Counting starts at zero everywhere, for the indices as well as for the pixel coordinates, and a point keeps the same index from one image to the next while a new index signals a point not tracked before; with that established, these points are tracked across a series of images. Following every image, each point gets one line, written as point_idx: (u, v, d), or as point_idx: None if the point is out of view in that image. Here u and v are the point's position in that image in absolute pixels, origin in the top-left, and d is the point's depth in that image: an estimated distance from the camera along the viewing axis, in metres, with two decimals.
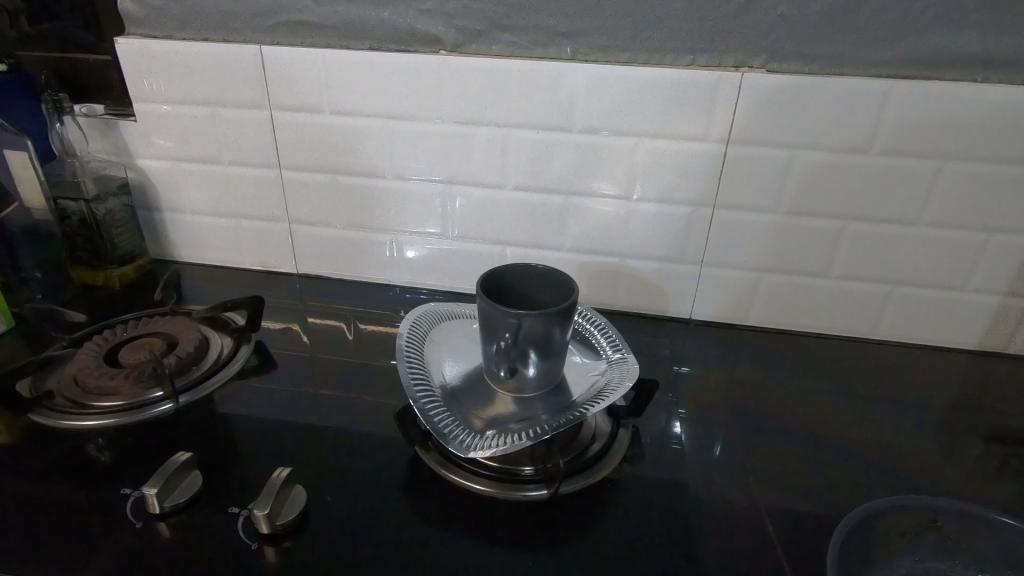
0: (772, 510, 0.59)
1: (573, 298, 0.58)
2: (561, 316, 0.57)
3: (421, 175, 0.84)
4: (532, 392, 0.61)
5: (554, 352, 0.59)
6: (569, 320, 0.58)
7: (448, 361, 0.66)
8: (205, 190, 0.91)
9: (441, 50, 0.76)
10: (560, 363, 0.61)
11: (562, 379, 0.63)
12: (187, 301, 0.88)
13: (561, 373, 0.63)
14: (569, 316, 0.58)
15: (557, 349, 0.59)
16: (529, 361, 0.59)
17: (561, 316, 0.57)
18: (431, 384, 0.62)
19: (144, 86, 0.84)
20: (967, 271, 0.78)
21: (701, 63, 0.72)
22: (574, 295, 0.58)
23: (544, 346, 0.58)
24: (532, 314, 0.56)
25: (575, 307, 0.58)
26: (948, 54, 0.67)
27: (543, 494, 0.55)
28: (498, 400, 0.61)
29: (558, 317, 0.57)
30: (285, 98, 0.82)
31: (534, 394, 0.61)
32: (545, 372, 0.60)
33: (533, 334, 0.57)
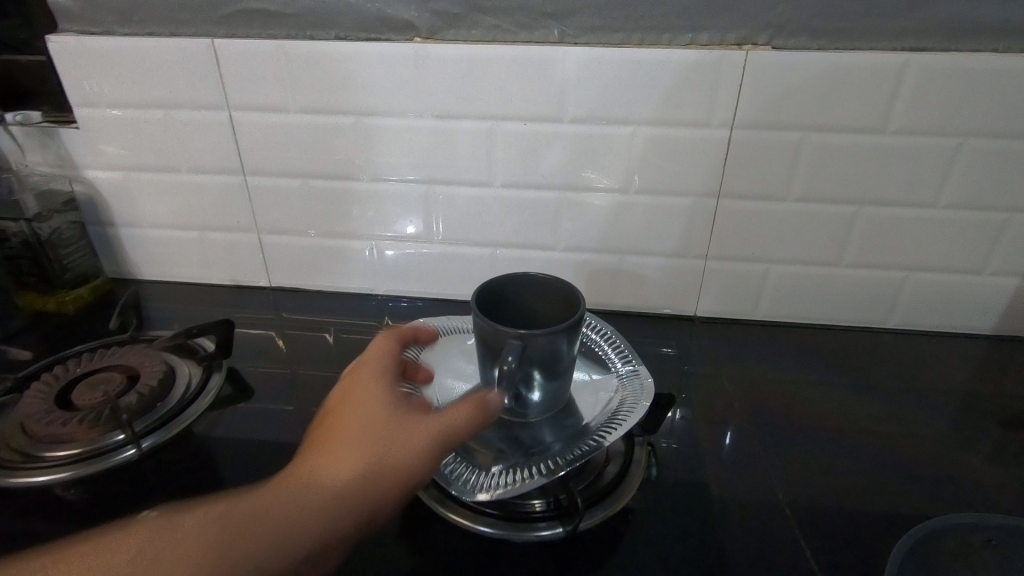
0: (806, 527, 0.55)
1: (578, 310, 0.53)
2: (569, 331, 0.52)
3: (401, 175, 0.77)
4: (537, 416, 0.57)
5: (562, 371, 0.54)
6: (575, 334, 0.53)
7: (445, 385, 0.61)
8: (163, 201, 0.83)
9: (415, 37, 0.69)
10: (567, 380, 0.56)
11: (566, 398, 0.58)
12: (151, 325, 0.80)
13: (568, 394, 0.58)
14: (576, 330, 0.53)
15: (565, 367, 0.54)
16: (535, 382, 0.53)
17: (569, 330, 0.52)
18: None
19: (85, 89, 0.75)
20: (986, 254, 0.74)
21: (701, 41, 0.65)
22: (580, 309, 0.53)
23: (550, 364, 0.53)
24: (536, 333, 0.50)
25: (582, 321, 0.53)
26: (970, 23, 0.62)
27: (558, 534, 0.50)
28: (503, 426, 0.56)
29: (567, 329, 0.51)
30: (245, 96, 0.74)
31: (540, 418, 0.57)
32: (551, 392, 0.55)
33: (536, 353, 0.51)
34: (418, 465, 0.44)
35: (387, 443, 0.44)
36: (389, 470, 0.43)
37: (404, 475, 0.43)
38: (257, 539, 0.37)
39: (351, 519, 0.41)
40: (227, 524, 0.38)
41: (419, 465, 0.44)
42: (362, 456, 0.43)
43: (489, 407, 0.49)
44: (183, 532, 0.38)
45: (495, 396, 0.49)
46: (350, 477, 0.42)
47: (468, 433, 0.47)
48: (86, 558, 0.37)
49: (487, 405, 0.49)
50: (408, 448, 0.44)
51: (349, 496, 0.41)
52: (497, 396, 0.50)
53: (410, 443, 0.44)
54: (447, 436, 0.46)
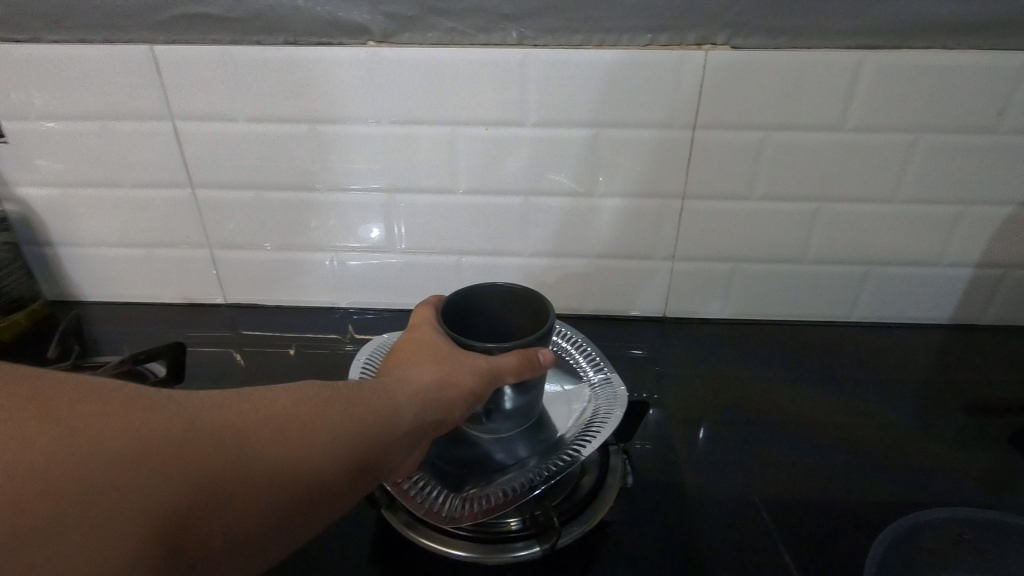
0: (782, 525, 0.55)
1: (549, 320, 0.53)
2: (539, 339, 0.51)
3: (360, 184, 0.74)
4: (510, 431, 0.54)
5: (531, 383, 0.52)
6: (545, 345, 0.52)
7: None
8: (106, 218, 0.78)
9: (369, 40, 0.66)
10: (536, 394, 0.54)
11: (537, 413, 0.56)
12: (97, 350, 0.76)
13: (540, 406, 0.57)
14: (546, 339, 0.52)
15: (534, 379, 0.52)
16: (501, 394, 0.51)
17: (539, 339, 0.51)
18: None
19: (12, 101, 0.70)
20: (942, 246, 0.75)
21: (661, 42, 0.65)
22: (549, 318, 0.52)
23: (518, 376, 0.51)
24: (505, 346, 0.49)
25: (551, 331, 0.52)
26: (922, 20, 0.62)
27: (536, 553, 0.48)
28: (475, 444, 0.54)
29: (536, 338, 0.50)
30: (190, 106, 0.70)
31: (513, 433, 0.55)
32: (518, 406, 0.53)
33: None
34: (473, 398, 0.47)
35: (449, 371, 0.47)
36: (446, 399, 0.46)
37: (458, 406, 0.47)
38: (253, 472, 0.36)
39: (405, 442, 0.44)
40: (293, 431, 0.38)
41: (475, 398, 0.47)
42: (428, 381, 0.46)
43: (543, 362, 0.50)
44: (249, 423, 0.38)
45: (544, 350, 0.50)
46: (412, 401, 0.45)
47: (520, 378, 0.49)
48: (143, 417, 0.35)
49: (539, 358, 0.49)
50: (467, 377, 0.47)
51: (409, 416, 0.44)
52: (546, 356, 0.50)
53: (468, 374, 0.47)
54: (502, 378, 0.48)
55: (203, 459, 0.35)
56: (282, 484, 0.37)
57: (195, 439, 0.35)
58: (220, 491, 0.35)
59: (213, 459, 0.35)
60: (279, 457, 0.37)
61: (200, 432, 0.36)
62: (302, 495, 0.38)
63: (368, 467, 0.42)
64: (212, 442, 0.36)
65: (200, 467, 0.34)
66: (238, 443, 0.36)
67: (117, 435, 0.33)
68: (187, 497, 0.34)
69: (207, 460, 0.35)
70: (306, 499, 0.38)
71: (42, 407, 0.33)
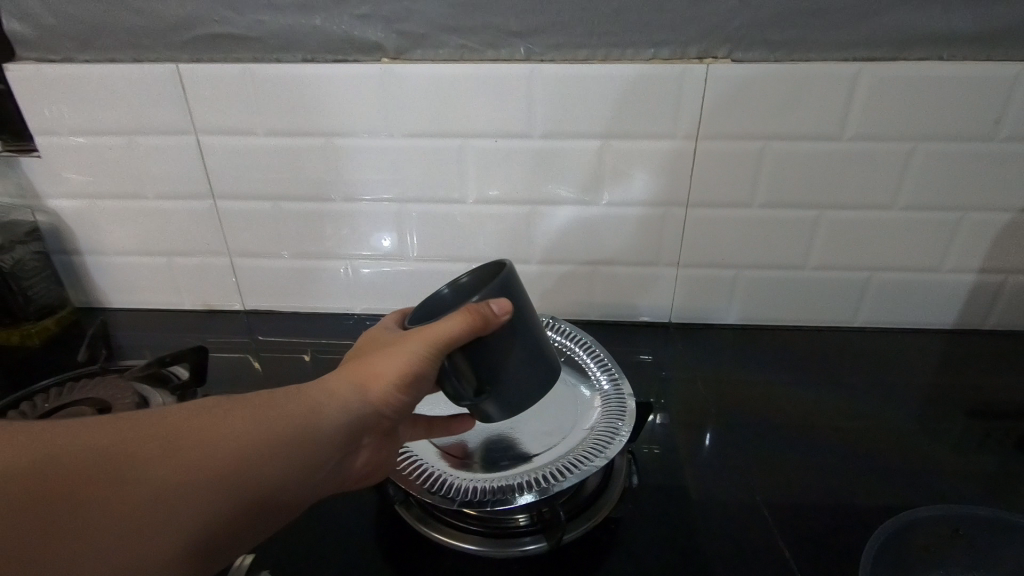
0: (781, 524, 0.56)
1: (517, 280, 0.48)
2: (501, 294, 0.46)
3: (372, 195, 0.77)
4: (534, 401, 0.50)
5: (510, 350, 0.47)
6: (515, 300, 0.47)
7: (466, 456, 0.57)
8: (130, 229, 0.81)
9: (383, 57, 0.69)
10: (530, 364, 0.49)
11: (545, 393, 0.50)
12: (121, 355, 0.79)
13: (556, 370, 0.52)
14: (517, 296, 0.47)
15: (513, 344, 0.47)
16: (480, 363, 0.46)
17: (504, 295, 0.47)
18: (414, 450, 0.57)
19: (45, 117, 0.74)
20: (942, 252, 0.77)
21: (663, 56, 0.67)
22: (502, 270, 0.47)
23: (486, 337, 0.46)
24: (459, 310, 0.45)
25: (509, 280, 0.47)
26: (916, 33, 0.64)
27: (542, 548, 0.50)
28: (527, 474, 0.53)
29: (493, 292, 0.46)
30: (212, 120, 0.73)
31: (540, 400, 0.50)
32: (508, 381, 0.48)
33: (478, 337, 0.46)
34: (412, 383, 0.47)
35: (383, 360, 0.47)
36: (379, 391, 0.47)
37: (393, 396, 0.47)
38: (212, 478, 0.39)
39: (340, 439, 0.46)
40: (205, 451, 0.40)
41: (415, 379, 0.47)
42: (361, 377, 0.47)
43: (492, 315, 0.44)
44: (152, 453, 0.39)
45: (490, 301, 0.44)
46: (343, 398, 0.47)
47: (474, 339, 0.44)
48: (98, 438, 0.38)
49: (485, 312, 0.44)
50: (400, 360, 0.46)
51: (338, 415, 0.46)
52: (497, 306, 0.44)
53: (399, 358, 0.46)
54: (445, 345, 0.44)
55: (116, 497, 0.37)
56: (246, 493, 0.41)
57: (98, 480, 0.37)
58: (136, 526, 0.36)
59: (125, 496, 0.37)
60: (195, 481, 0.39)
61: (104, 470, 0.37)
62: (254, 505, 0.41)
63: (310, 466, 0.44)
64: (118, 481, 0.37)
65: (114, 506, 0.36)
66: (143, 476, 0.38)
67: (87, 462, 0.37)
68: (112, 537, 0.36)
69: (117, 501, 0.37)
70: (257, 509, 0.41)
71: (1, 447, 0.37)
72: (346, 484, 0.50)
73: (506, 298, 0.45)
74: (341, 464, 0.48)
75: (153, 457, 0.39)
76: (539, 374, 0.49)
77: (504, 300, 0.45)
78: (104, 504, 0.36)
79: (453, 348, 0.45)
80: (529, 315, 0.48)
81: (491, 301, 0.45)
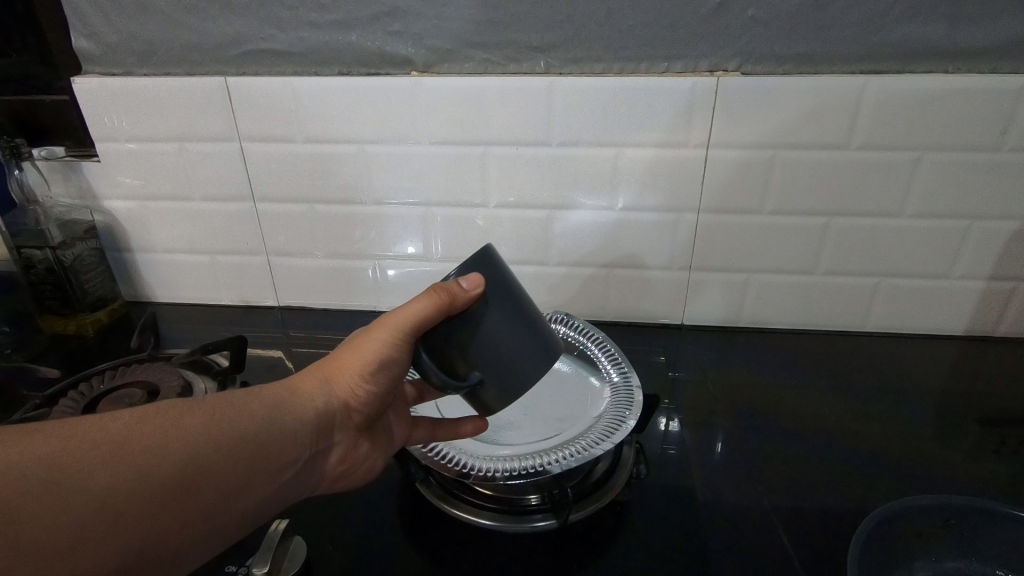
0: (783, 514, 0.58)
1: (499, 262, 0.49)
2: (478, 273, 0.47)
3: (399, 199, 0.82)
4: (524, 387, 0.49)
5: (495, 332, 0.48)
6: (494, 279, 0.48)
7: (482, 443, 0.61)
8: (177, 229, 0.88)
9: (413, 70, 0.75)
10: (519, 346, 0.48)
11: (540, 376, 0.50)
12: (167, 345, 0.85)
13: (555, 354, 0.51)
14: (497, 276, 0.48)
15: (497, 326, 0.48)
16: (466, 343, 0.48)
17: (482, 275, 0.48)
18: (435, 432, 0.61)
19: (105, 125, 0.81)
20: (951, 259, 0.78)
21: (676, 69, 0.71)
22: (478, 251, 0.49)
23: (463, 315, 0.47)
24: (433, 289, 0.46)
25: (485, 262, 0.48)
26: (917, 46, 0.67)
27: (551, 524, 0.54)
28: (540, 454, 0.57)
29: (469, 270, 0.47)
30: (255, 128, 0.79)
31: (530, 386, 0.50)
32: (496, 364, 0.48)
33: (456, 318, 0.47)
34: (378, 371, 0.50)
35: (352, 351, 0.51)
36: (347, 381, 0.50)
37: (360, 385, 0.50)
38: (199, 473, 0.41)
39: (309, 431, 0.48)
40: (151, 454, 0.39)
41: (382, 366, 0.50)
42: (329, 369, 0.51)
43: (459, 293, 0.46)
44: (91, 457, 0.38)
45: (458, 278, 0.46)
46: (312, 390, 0.50)
47: (444, 316, 0.47)
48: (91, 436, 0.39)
49: (452, 289, 0.46)
50: (368, 348, 0.49)
51: (308, 404, 0.49)
52: (466, 283, 0.46)
53: (367, 348, 0.49)
54: (413, 324, 0.47)
55: (50, 509, 0.36)
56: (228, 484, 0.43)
57: (28, 494, 0.36)
58: (74, 537, 0.36)
59: (61, 508, 0.36)
60: (138, 486, 0.39)
61: (34, 482, 0.36)
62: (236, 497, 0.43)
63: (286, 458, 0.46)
64: (51, 493, 0.36)
65: (47, 519, 0.36)
66: (80, 484, 0.37)
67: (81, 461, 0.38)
68: (45, 551, 0.36)
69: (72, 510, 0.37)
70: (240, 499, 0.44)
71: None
72: (320, 482, 0.51)
73: (476, 274, 0.46)
74: (314, 458, 0.50)
75: (92, 462, 0.38)
76: (531, 356, 0.49)
77: (473, 277, 0.46)
78: (36, 518, 0.36)
79: (423, 327, 0.47)
80: (515, 297, 0.49)
81: (461, 278, 0.46)
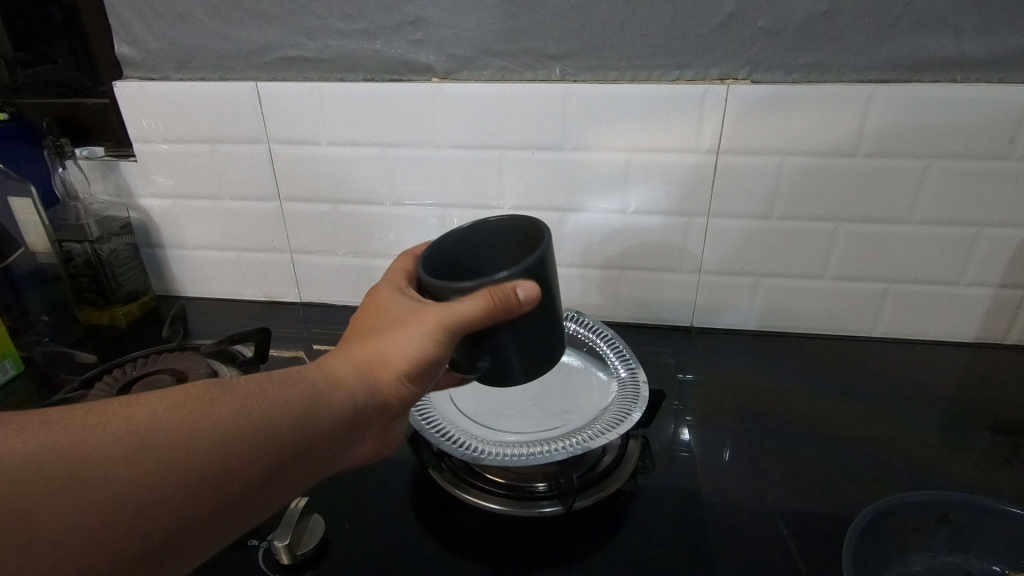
0: (787, 511, 0.60)
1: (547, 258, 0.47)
2: (532, 276, 0.46)
3: (417, 200, 0.85)
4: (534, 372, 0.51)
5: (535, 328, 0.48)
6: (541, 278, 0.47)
7: (491, 429, 0.64)
8: (207, 226, 0.92)
9: (433, 77, 0.78)
10: (551, 334, 0.51)
11: (558, 356, 0.53)
12: (193, 337, 0.89)
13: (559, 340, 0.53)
14: (544, 273, 0.47)
15: (536, 321, 0.48)
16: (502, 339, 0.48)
17: (534, 275, 0.46)
18: (447, 419, 0.64)
19: (143, 127, 0.86)
20: (961, 266, 0.79)
21: (687, 77, 0.73)
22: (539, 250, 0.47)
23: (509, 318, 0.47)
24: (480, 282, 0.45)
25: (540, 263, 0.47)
26: (925, 57, 0.69)
27: (557, 511, 0.56)
28: (546, 443, 0.59)
29: (524, 274, 0.45)
30: (283, 131, 0.83)
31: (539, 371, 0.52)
32: (529, 355, 0.50)
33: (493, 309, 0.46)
34: (419, 368, 0.48)
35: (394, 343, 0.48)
36: (389, 375, 0.49)
37: (402, 381, 0.49)
38: (229, 466, 0.41)
39: (345, 424, 0.47)
40: (176, 449, 0.39)
41: (426, 364, 0.48)
42: (368, 360, 0.49)
43: (516, 304, 0.45)
44: (115, 450, 0.38)
45: (513, 285, 0.44)
46: (351, 381, 0.48)
47: (492, 322, 0.46)
48: (119, 429, 0.39)
49: (509, 301, 0.45)
50: (410, 343, 0.47)
51: (347, 398, 0.47)
52: (522, 293, 0.45)
53: (409, 343, 0.47)
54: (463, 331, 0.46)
55: (71, 498, 0.37)
56: (259, 477, 0.43)
57: (45, 486, 0.37)
58: (97, 531, 0.37)
59: (76, 502, 0.37)
60: (159, 482, 0.39)
61: (56, 476, 0.37)
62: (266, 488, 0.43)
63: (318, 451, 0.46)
64: (71, 487, 0.37)
65: (62, 513, 0.36)
66: (99, 478, 0.37)
67: (110, 454, 0.38)
68: (66, 542, 0.36)
69: (101, 502, 0.37)
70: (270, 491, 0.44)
71: (30, 428, 0.38)
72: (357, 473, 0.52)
73: (532, 283, 0.45)
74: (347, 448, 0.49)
75: (114, 456, 0.38)
76: (556, 341, 0.52)
77: (528, 285, 0.45)
78: (51, 509, 0.36)
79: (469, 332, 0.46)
80: (553, 288, 0.49)
81: (517, 287, 0.45)
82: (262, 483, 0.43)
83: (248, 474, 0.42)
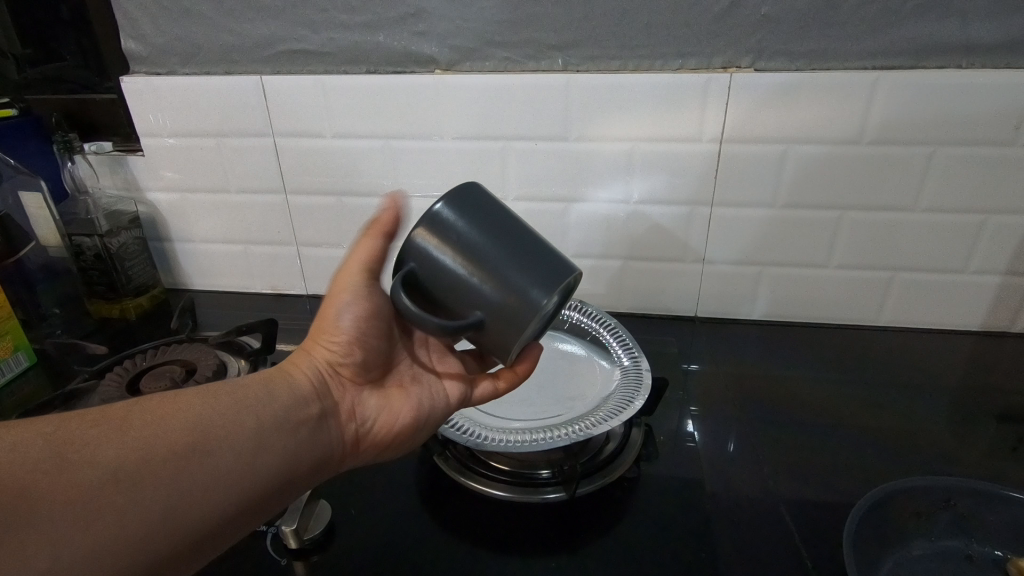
0: (791, 497, 0.60)
1: (489, 199, 0.48)
2: (461, 209, 0.47)
3: (422, 192, 0.86)
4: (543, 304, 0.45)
5: (487, 263, 0.46)
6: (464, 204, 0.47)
7: (495, 416, 0.65)
8: (214, 220, 0.93)
9: (437, 69, 0.78)
10: (518, 271, 0.46)
11: (545, 300, 0.45)
12: (202, 329, 0.90)
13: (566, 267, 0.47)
14: (482, 208, 0.47)
15: (486, 256, 0.46)
16: (460, 279, 0.46)
17: (469, 211, 0.47)
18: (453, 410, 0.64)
19: (150, 121, 0.86)
20: (967, 254, 0.79)
21: (689, 66, 0.73)
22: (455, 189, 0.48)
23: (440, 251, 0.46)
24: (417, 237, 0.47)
25: (459, 199, 0.47)
26: (930, 43, 0.69)
27: (561, 497, 0.57)
28: (548, 429, 0.60)
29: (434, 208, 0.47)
30: (288, 124, 0.84)
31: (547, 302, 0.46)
32: (491, 296, 0.46)
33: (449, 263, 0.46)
34: (356, 327, 0.52)
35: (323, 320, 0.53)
36: (324, 346, 0.53)
37: (340, 349, 0.52)
38: (210, 437, 0.42)
39: (307, 395, 0.49)
40: (154, 425, 0.41)
41: (349, 324, 0.52)
42: (308, 344, 0.53)
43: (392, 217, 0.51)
44: (97, 434, 0.39)
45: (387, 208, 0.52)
46: (302, 363, 0.52)
47: (386, 238, 0.51)
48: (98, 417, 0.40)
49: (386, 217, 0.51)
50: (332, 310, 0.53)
51: (299, 375, 0.51)
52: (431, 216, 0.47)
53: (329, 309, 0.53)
54: (360, 262, 0.52)
55: (59, 480, 0.36)
56: (245, 445, 0.43)
57: (33, 471, 0.36)
58: (93, 508, 0.36)
59: (68, 483, 0.36)
60: (145, 455, 0.39)
61: (43, 460, 0.36)
62: (256, 458, 0.44)
63: (294, 420, 0.47)
64: (58, 470, 0.36)
65: (54, 496, 0.35)
66: (87, 459, 0.37)
67: (91, 437, 0.38)
68: (61, 524, 0.35)
69: (92, 479, 0.37)
70: (261, 461, 0.44)
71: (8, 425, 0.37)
72: (346, 452, 0.52)
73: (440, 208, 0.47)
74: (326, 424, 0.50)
75: (97, 438, 0.39)
76: (532, 281, 0.45)
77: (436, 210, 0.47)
78: (41, 490, 0.35)
79: (373, 260, 0.52)
80: (513, 226, 0.47)
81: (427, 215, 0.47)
82: (249, 451, 0.43)
83: (229, 442, 0.43)
